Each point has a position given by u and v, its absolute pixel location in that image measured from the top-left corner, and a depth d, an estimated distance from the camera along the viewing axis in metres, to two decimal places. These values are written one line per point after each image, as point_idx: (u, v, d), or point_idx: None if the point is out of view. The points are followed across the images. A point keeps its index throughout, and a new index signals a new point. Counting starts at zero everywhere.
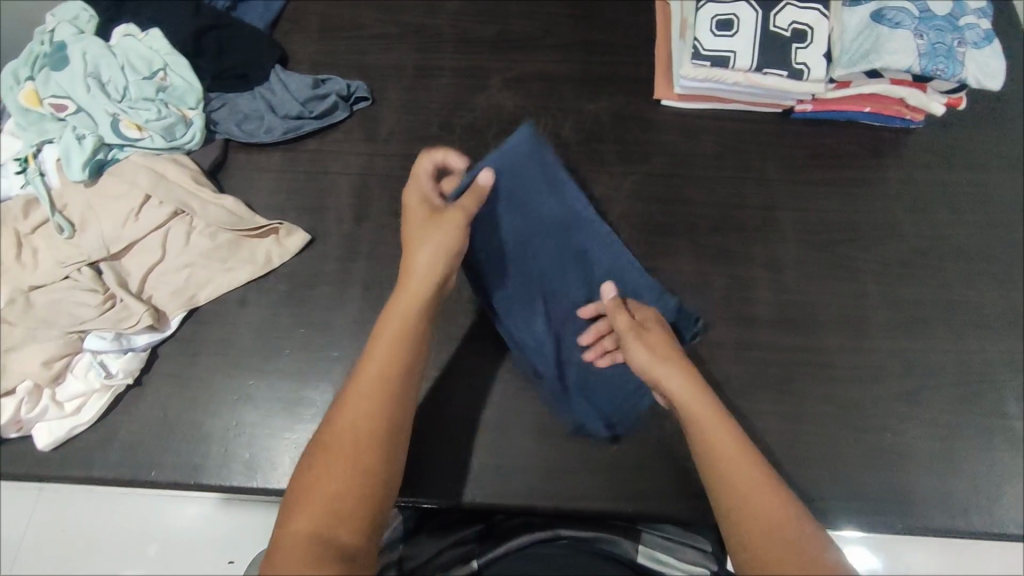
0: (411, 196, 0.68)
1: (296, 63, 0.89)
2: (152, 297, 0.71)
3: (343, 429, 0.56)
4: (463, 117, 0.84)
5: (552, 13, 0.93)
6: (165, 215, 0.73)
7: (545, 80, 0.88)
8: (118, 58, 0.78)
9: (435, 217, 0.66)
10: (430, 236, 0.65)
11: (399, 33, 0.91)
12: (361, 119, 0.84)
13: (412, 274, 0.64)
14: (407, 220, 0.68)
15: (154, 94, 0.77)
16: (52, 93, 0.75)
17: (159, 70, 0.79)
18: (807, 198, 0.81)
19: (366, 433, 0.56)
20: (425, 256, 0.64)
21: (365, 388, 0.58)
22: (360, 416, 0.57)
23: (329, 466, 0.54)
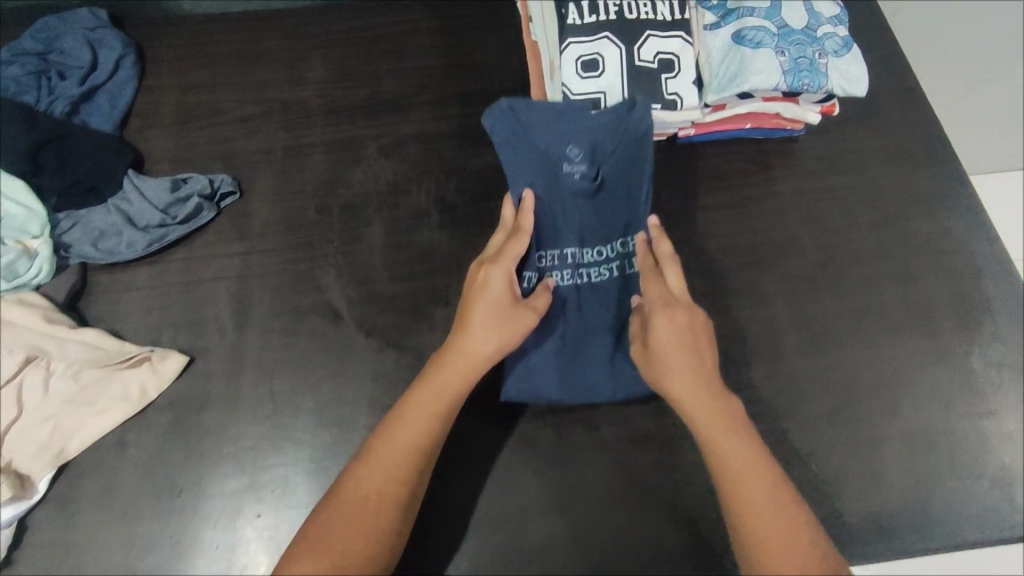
0: (491, 288, 0.64)
1: (154, 163, 0.83)
2: (13, 462, 0.64)
3: (375, 480, 0.58)
4: (342, 194, 0.80)
5: (423, 68, 0.89)
6: (16, 364, 0.65)
7: (424, 140, 0.84)
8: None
9: (512, 308, 0.64)
10: (500, 331, 0.63)
11: (263, 112, 0.86)
12: (231, 215, 0.79)
13: (477, 355, 0.63)
14: (480, 292, 0.65)
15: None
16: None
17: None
18: (703, 226, 0.79)
19: (395, 489, 0.58)
20: (493, 337, 0.63)
21: (419, 399, 0.62)
22: (412, 439, 0.60)
23: (352, 519, 0.57)
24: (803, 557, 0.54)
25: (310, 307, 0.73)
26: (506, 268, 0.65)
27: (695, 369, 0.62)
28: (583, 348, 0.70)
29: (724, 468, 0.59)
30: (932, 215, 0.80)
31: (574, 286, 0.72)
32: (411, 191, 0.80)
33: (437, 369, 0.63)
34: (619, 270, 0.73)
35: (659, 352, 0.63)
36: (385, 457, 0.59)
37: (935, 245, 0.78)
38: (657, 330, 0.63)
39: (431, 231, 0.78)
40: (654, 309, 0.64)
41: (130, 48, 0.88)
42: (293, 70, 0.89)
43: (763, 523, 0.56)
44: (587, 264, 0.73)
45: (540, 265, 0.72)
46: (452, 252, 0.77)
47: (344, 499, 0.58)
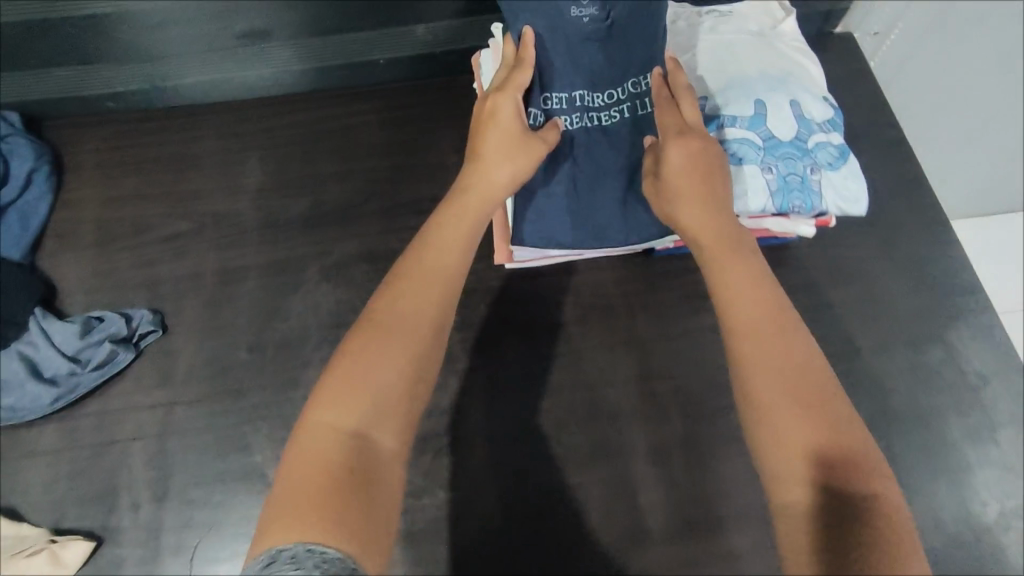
0: (501, 115, 0.62)
1: (68, 293, 0.74)
2: None
3: (407, 308, 0.52)
4: (278, 329, 0.71)
5: (371, 170, 0.80)
6: None
7: (371, 261, 0.75)
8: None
9: (522, 138, 0.61)
10: (517, 159, 0.61)
11: (193, 228, 0.77)
12: (152, 357, 0.70)
13: (494, 183, 0.60)
14: (488, 129, 0.62)
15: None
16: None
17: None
18: (687, 356, 0.70)
19: (431, 314, 0.52)
20: (512, 173, 0.60)
21: (441, 245, 0.56)
22: (436, 261, 0.55)
23: (388, 331, 0.51)
24: (801, 404, 0.47)
25: (236, 473, 0.64)
26: (514, 96, 0.62)
27: (701, 197, 0.57)
28: (593, 194, 0.66)
29: (723, 296, 0.53)
30: (944, 337, 0.71)
31: (584, 128, 0.67)
32: (355, 323, 0.71)
33: (451, 216, 0.58)
34: (631, 112, 0.67)
35: (674, 182, 0.58)
36: (415, 284, 0.54)
37: (948, 372, 0.69)
38: (669, 156, 0.59)
39: None
40: (667, 151, 0.59)
41: (44, 158, 0.79)
42: (228, 177, 0.80)
43: (767, 355, 0.49)
44: (596, 108, 0.67)
45: (545, 107, 0.66)
46: None
47: (376, 326, 0.51)
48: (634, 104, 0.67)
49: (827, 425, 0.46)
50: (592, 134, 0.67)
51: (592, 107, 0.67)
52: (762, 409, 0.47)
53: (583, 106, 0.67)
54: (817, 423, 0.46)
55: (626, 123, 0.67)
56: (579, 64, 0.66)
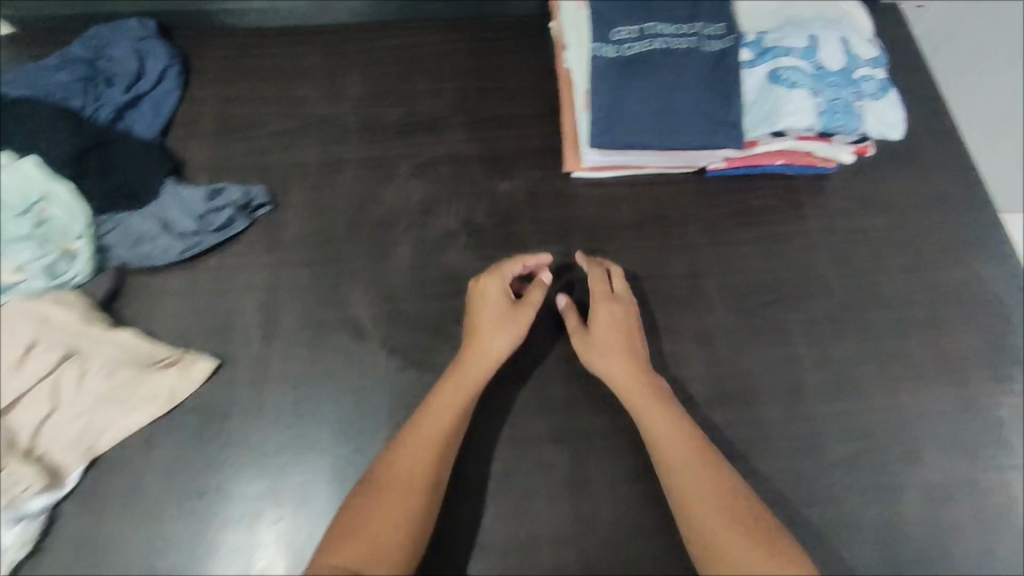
0: (488, 294, 0.71)
1: (192, 170, 0.85)
2: (48, 454, 0.67)
3: (405, 464, 0.62)
4: (373, 211, 0.81)
5: (456, 90, 0.91)
6: (55, 361, 0.69)
7: (455, 162, 0.85)
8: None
9: (516, 309, 0.71)
10: (511, 329, 0.70)
11: (298, 125, 0.87)
12: (265, 226, 0.80)
13: (491, 344, 0.69)
14: (480, 302, 0.71)
15: (32, 233, 0.73)
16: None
17: (38, 203, 0.75)
18: (730, 261, 0.79)
19: (427, 466, 0.62)
20: (503, 340, 0.69)
21: (436, 407, 0.65)
22: (433, 418, 0.65)
23: (386, 498, 0.60)
24: (744, 529, 0.57)
25: (335, 322, 0.75)
26: (500, 278, 0.72)
27: (630, 355, 0.69)
28: (661, 111, 0.75)
29: (653, 438, 0.65)
30: (964, 261, 0.79)
31: (654, 50, 0.76)
32: (440, 212, 0.81)
33: (446, 384, 0.67)
34: (697, 44, 0.77)
35: (608, 339, 0.70)
36: (414, 443, 0.63)
37: (966, 290, 0.77)
38: (597, 313, 0.72)
39: (457, 252, 0.79)
40: (597, 322, 0.71)
41: (175, 60, 0.91)
42: (331, 86, 0.91)
43: (704, 495, 0.60)
44: (664, 36, 0.77)
45: (617, 38, 0.77)
46: (477, 275, 0.78)
47: (376, 486, 0.61)
48: (699, 36, 0.77)
49: (765, 545, 0.56)
50: (661, 58, 0.76)
51: (663, 35, 0.77)
52: (706, 541, 0.58)
53: (654, 34, 0.77)
54: (754, 542, 0.57)
55: (691, 48, 0.76)
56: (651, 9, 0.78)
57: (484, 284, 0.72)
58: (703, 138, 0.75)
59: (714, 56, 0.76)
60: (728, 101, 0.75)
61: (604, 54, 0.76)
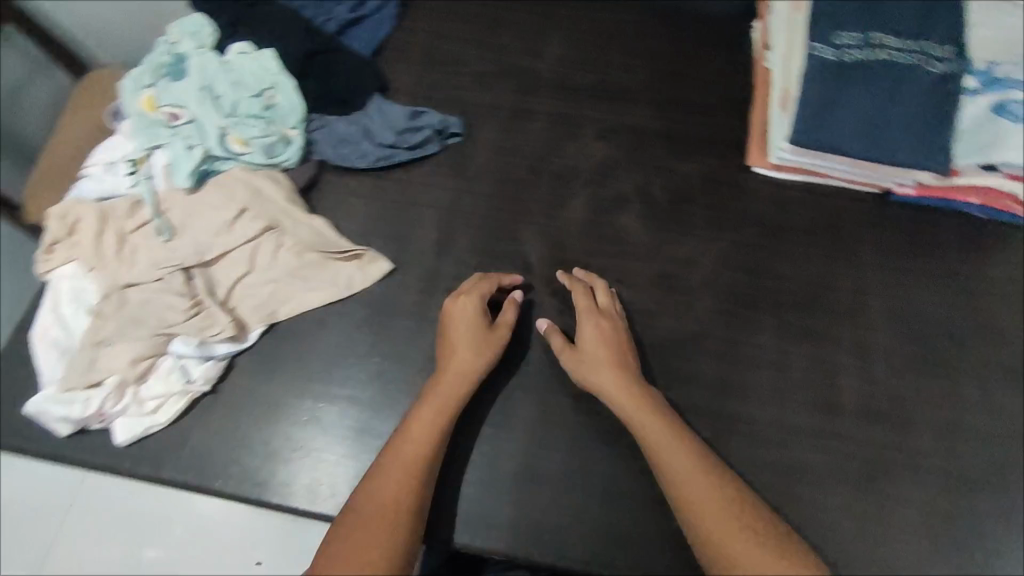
0: (458, 312, 0.70)
1: (396, 92, 0.91)
2: (236, 309, 0.73)
3: (384, 488, 0.59)
4: (554, 163, 0.85)
5: (650, 68, 0.93)
6: (260, 229, 0.75)
7: (639, 133, 0.87)
8: (232, 75, 0.81)
9: (488, 333, 0.69)
10: (491, 352, 0.68)
11: (497, 72, 0.93)
12: (453, 154, 0.85)
13: (468, 362, 0.67)
14: (459, 326, 0.69)
15: (261, 113, 0.80)
16: (167, 102, 0.79)
17: (271, 89, 0.82)
18: (902, 287, 0.78)
19: (405, 488, 0.59)
20: (472, 360, 0.67)
21: (416, 428, 0.63)
22: (413, 434, 0.63)
23: (370, 523, 0.57)
24: (759, 539, 0.55)
25: (504, 255, 0.79)
26: (469, 298, 0.70)
27: (619, 366, 0.66)
28: (869, 122, 0.75)
29: (651, 450, 0.62)
30: None
31: (875, 62, 0.76)
32: (617, 177, 0.84)
33: (425, 406, 0.65)
34: (920, 62, 0.75)
35: (591, 351, 0.68)
36: (393, 469, 0.61)
37: None
38: (583, 333, 0.69)
39: (628, 218, 0.81)
40: (584, 340, 0.69)
41: None
42: (533, 42, 0.96)
43: (708, 502, 0.57)
44: (887, 49, 0.76)
45: (838, 43, 0.77)
46: (643, 243, 0.80)
47: (356, 511, 0.58)
48: (924, 54, 0.76)
49: (771, 549, 0.55)
50: (880, 70, 0.76)
51: (887, 47, 0.77)
52: (728, 560, 0.54)
53: (879, 44, 0.77)
54: (770, 553, 0.54)
55: (915, 66, 0.75)
56: (878, 21, 0.78)
57: (450, 304, 0.70)
58: (909, 155, 0.74)
59: (938, 78, 0.75)
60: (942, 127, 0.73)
61: (819, 57, 0.77)
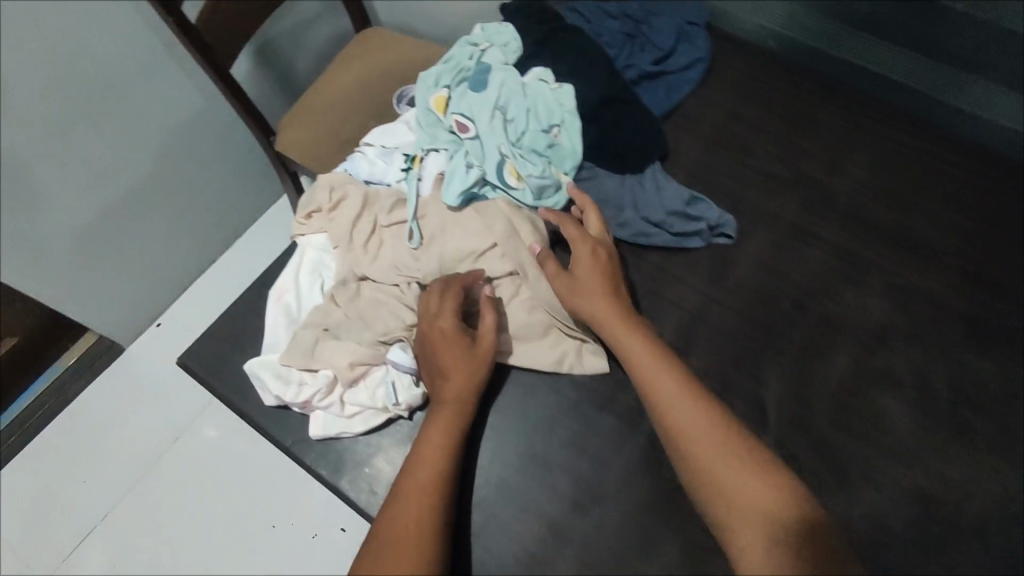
0: (440, 320, 0.65)
1: (673, 164, 0.85)
2: None
3: (407, 512, 0.57)
4: (823, 305, 0.74)
5: (970, 232, 0.79)
6: (504, 270, 0.72)
7: (932, 306, 0.74)
8: (527, 101, 0.78)
9: (474, 348, 0.65)
10: (473, 362, 0.65)
11: (786, 178, 0.83)
12: (715, 255, 0.78)
13: (457, 374, 0.64)
14: (437, 340, 0.65)
15: (544, 151, 0.77)
16: (459, 111, 0.77)
17: (559, 127, 0.79)
18: None
19: (426, 509, 0.57)
20: (462, 371, 0.64)
21: (427, 455, 0.60)
22: (434, 463, 0.60)
23: (396, 547, 0.55)
24: (743, 465, 0.54)
25: (740, 390, 0.70)
26: (449, 309, 0.66)
27: (610, 301, 0.66)
28: None
29: (640, 376, 0.61)
30: None
31: None
32: (893, 349, 0.72)
33: (429, 428, 0.62)
34: None
35: (581, 275, 0.68)
36: (410, 495, 0.58)
37: None
38: (577, 252, 0.69)
39: (895, 403, 0.69)
40: (578, 265, 0.68)
41: (706, 57, 0.92)
42: (836, 157, 0.85)
43: (700, 437, 0.56)
44: None
45: None
46: (907, 440, 0.67)
47: (381, 543, 0.56)
48: None
49: (765, 481, 0.53)
50: None
51: None
52: (719, 488, 0.54)
53: None
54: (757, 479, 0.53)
55: None
56: None
57: (424, 310, 0.66)
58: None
59: None
60: None
61: None
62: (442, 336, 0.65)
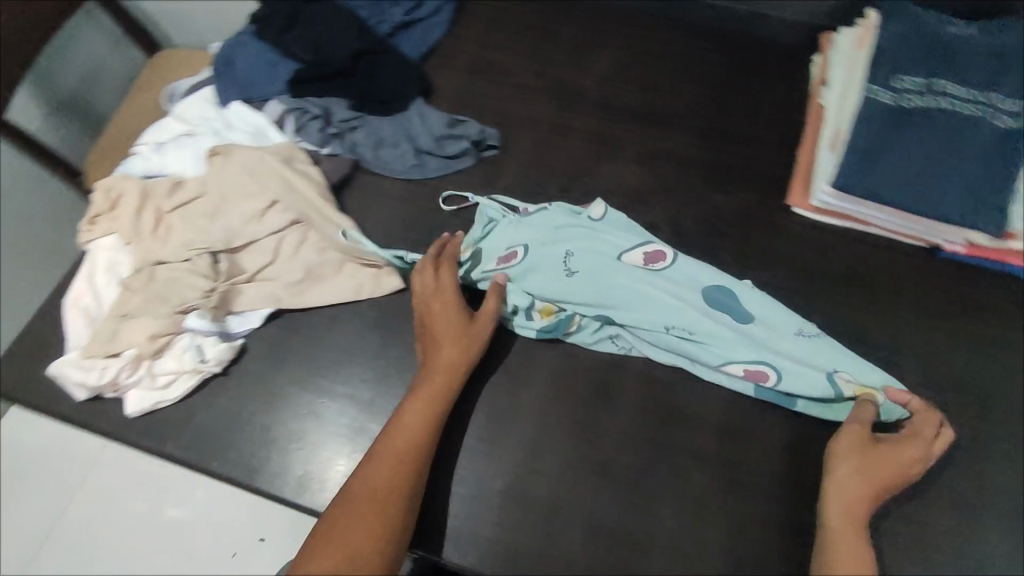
0: (446, 314, 0.70)
1: (437, 98, 0.92)
2: (244, 292, 0.75)
3: (380, 470, 0.62)
4: (584, 183, 0.84)
5: (699, 94, 0.90)
6: (285, 222, 0.77)
7: (675, 162, 0.85)
8: (710, 289, 0.72)
9: (467, 329, 0.69)
10: (462, 345, 0.68)
11: (540, 86, 0.92)
12: (486, 166, 0.85)
13: (450, 360, 0.67)
14: (441, 312, 0.71)
15: (798, 340, 0.69)
16: (597, 313, 0.73)
17: (661, 266, 0.74)
18: (940, 349, 0.72)
19: (399, 474, 0.62)
20: (451, 352, 0.68)
21: (411, 413, 0.65)
22: (418, 425, 0.65)
23: (361, 509, 0.59)
24: None
25: None
26: (455, 302, 0.71)
27: (857, 455, 0.62)
28: (923, 176, 0.70)
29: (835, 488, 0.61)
30: None
31: (939, 108, 0.72)
32: (648, 205, 0.82)
33: (417, 397, 0.66)
34: (987, 117, 0.71)
35: (883, 453, 0.62)
36: (387, 456, 0.63)
37: None
38: (895, 445, 0.62)
39: None
40: (888, 441, 0.63)
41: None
42: (580, 57, 0.94)
43: (857, 552, 0.58)
44: (954, 96, 0.72)
45: (900, 86, 0.73)
46: None
47: (353, 498, 0.61)
48: (991, 107, 0.71)
49: None
50: (946, 118, 0.71)
51: (952, 95, 0.72)
52: None
53: (942, 91, 0.73)
54: None
55: (981, 118, 0.71)
56: (946, 66, 0.73)
57: (416, 281, 0.73)
58: (962, 213, 0.70)
59: (997, 141, 0.70)
60: (995, 199, 0.69)
61: (881, 97, 0.73)
62: (443, 315, 0.71)
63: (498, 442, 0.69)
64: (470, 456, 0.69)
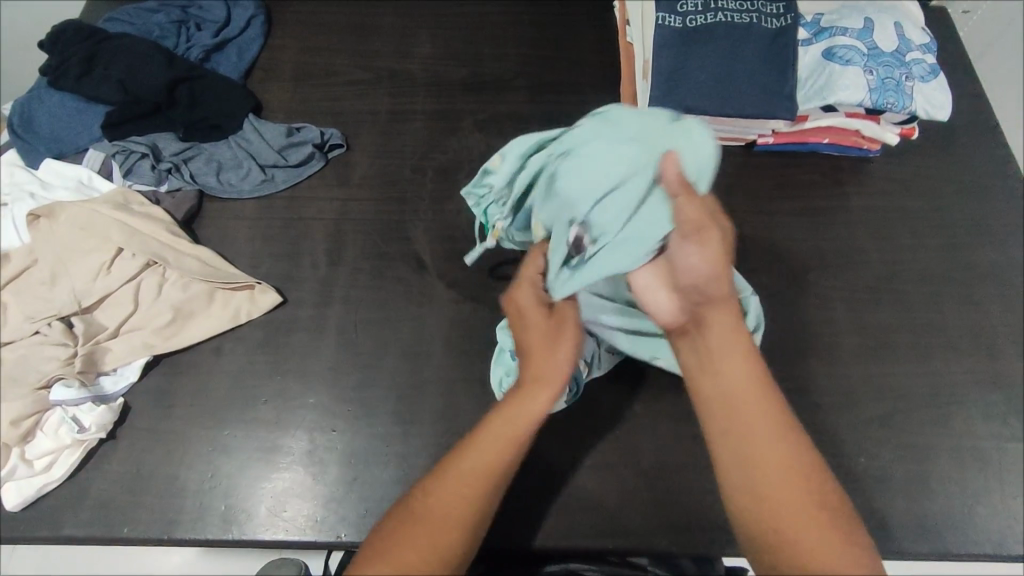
0: (535, 293, 0.62)
1: (270, 112, 0.91)
2: (109, 349, 0.70)
3: (446, 501, 0.53)
4: (436, 159, 0.86)
5: (521, 55, 0.95)
6: (138, 266, 0.73)
7: (515, 120, 0.89)
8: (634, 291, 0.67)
9: (561, 323, 0.60)
10: (560, 346, 0.59)
11: (371, 78, 0.93)
12: (337, 165, 0.86)
13: (555, 367, 0.58)
14: (557, 310, 0.61)
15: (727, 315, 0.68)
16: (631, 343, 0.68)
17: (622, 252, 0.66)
18: (774, 228, 0.82)
19: (467, 502, 0.54)
20: (564, 357, 0.59)
21: (499, 428, 0.56)
22: (499, 449, 0.55)
23: (425, 534, 0.52)
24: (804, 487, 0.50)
25: (396, 255, 0.79)
26: (535, 285, 0.62)
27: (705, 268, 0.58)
28: (720, 82, 0.79)
29: (734, 389, 0.52)
30: (994, 245, 0.82)
31: (719, 21, 0.81)
32: None
33: (521, 404, 0.57)
34: (757, 22, 0.81)
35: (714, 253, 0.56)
36: (466, 475, 0.54)
37: (1000, 272, 0.80)
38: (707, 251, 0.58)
39: None
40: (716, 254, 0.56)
41: (262, 10, 0.97)
42: (402, 43, 0.96)
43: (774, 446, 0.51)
44: (726, 10, 0.82)
45: (682, 10, 0.83)
46: None
47: (418, 517, 0.53)
48: (760, 13, 0.82)
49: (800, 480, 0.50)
50: (726, 29, 0.81)
51: (726, 9, 0.82)
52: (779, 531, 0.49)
53: (718, 7, 0.82)
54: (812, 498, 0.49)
55: (752, 23, 0.81)
56: None
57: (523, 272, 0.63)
58: (761, 106, 0.78)
59: (771, 40, 0.80)
60: (784, 88, 0.79)
61: (669, 23, 0.82)
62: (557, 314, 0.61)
63: (416, 420, 0.70)
64: (390, 440, 0.69)
